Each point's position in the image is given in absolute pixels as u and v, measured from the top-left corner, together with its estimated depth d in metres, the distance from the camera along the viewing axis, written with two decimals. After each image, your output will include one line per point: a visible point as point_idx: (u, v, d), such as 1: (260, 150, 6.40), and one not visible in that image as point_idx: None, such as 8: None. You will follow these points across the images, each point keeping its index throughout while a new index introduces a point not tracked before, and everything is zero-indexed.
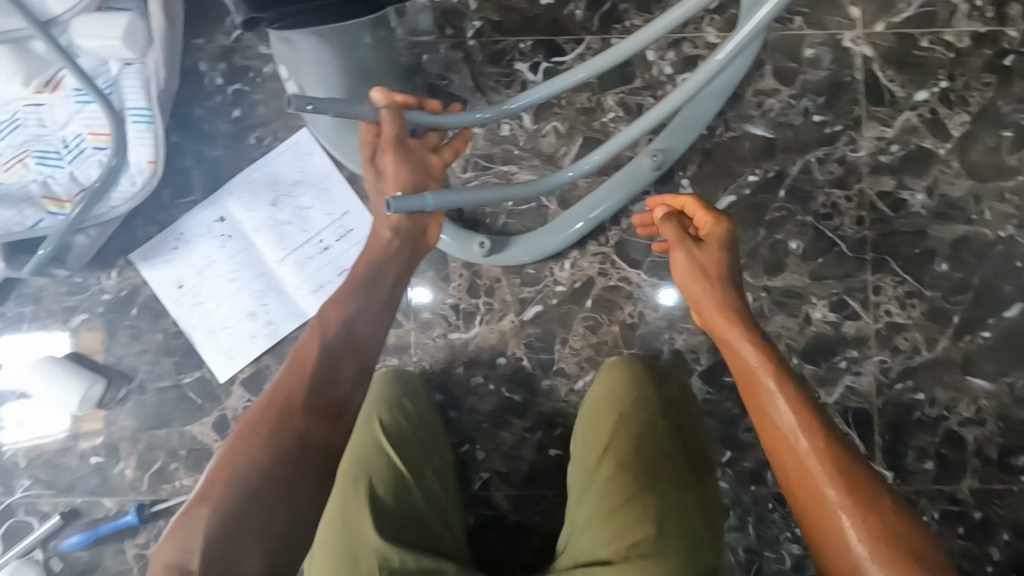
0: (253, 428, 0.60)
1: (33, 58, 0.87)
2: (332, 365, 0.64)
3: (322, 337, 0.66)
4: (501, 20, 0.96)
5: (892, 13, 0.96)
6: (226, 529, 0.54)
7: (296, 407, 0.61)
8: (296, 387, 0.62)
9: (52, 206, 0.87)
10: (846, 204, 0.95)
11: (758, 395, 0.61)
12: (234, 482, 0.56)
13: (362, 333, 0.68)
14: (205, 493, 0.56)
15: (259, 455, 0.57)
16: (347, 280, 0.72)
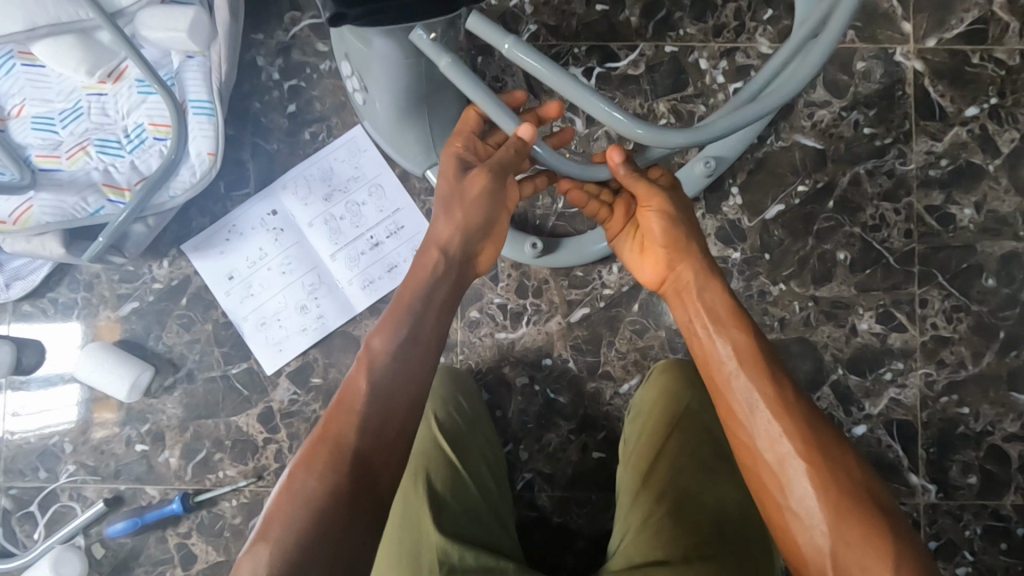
0: (307, 464, 0.58)
1: (98, 47, 0.88)
2: (383, 393, 0.62)
3: (372, 374, 0.62)
4: (557, 25, 0.97)
5: (944, 29, 0.97)
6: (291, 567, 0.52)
7: (348, 450, 0.58)
8: (346, 422, 0.60)
9: (112, 194, 0.88)
10: (895, 216, 0.96)
11: (715, 369, 0.66)
12: (289, 530, 0.54)
13: (410, 364, 0.64)
14: (264, 532, 0.55)
15: (314, 491, 0.56)
16: (389, 311, 0.68)
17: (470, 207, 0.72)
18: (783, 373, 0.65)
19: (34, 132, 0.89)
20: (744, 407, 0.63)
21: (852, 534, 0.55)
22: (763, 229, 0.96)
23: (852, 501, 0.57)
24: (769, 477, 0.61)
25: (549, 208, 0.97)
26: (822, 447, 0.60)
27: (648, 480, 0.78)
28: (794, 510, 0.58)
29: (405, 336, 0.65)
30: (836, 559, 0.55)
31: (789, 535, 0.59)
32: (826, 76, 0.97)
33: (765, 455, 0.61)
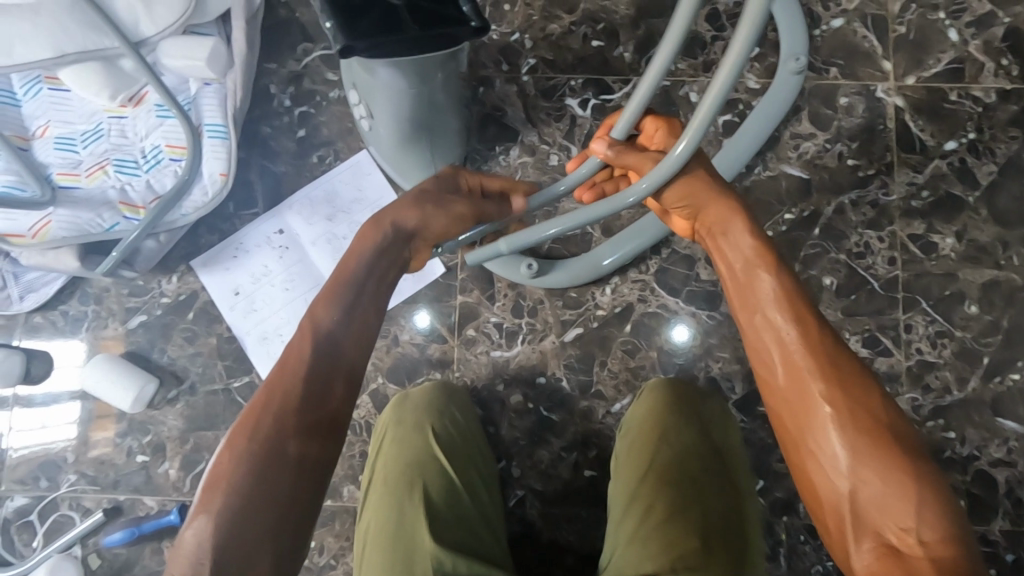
0: (258, 409, 0.59)
1: (121, 75, 0.94)
2: (326, 350, 0.63)
3: (313, 343, 0.62)
4: (555, 59, 1.03)
5: (922, 67, 1.02)
6: (241, 505, 0.54)
7: (293, 409, 0.59)
8: (284, 385, 0.60)
9: (127, 211, 0.92)
10: (879, 244, 0.99)
11: (750, 287, 0.65)
12: (230, 493, 0.54)
13: (348, 334, 0.65)
14: (206, 499, 0.54)
15: (266, 432, 0.57)
16: (331, 279, 0.67)
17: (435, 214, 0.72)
18: (815, 310, 0.63)
19: (55, 151, 0.94)
20: (774, 337, 0.62)
21: (873, 473, 0.54)
22: None
23: (874, 443, 0.55)
24: (790, 417, 0.60)
25: (545, 231, 1.00)
26: (849, 386, 0.57)
27: (637, 495, 0.79)
28: (815, 446, 0.57)
29: (339, 305, 0.65)
30: (854, 499, 0.54)
31: (811, 475, 0.58)
32: (811, 110, 1.02)
33: (789, 390, 0.60)
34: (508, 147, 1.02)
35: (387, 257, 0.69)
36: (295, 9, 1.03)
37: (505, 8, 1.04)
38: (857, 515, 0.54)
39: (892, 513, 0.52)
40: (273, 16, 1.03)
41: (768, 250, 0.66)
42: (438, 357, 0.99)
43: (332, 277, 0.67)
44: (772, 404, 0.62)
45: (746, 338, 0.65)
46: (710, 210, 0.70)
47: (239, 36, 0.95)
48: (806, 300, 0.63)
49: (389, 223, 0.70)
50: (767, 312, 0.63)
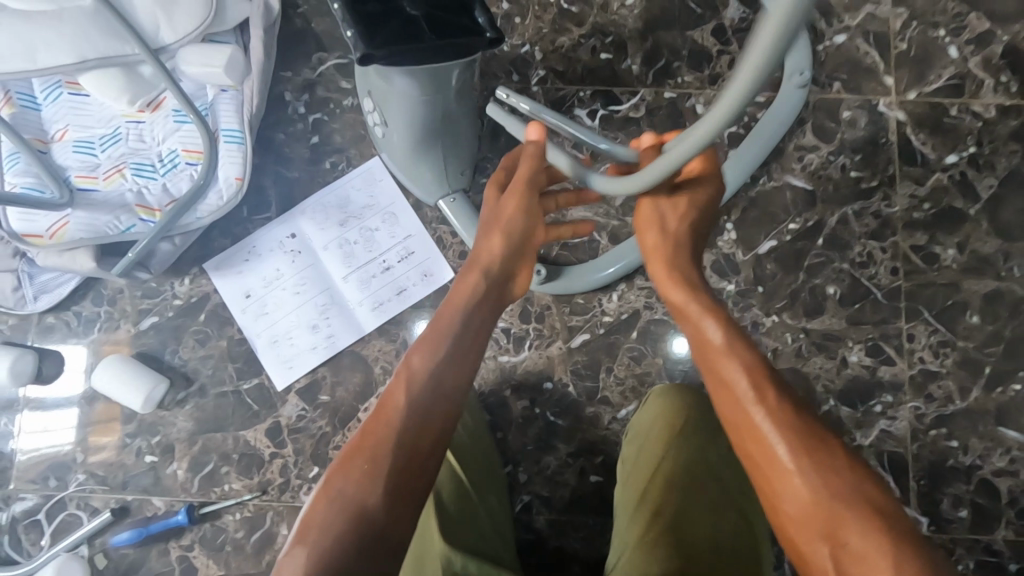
0: (357, 450, 0.61)
1: (140, 81, 0.96)
2: (430, 389, 0.66)
3: (410, 387, 0.66)
4: (564, 71, 1.05)
5: (923, 82, 1.04)
6: (338, 545, 0.55)
7: (392, 449, 0.61)
8: (385, 424, 0.63)
9: (143, 213, 0.93)
10: (882, 254, 1.01)
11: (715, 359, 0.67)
12: (324, 532, 0.56)
13: (444, 376, 0.67)
14: (303, 533, 0.57)
15: (364, 471, 0.59)
16: (444, 310, 0.73)
17: (507, 225, 0.78)
18: (775, 376, 0.65)
19: (74, 155, 0.95)
20: (745, 407, 0.63)
21: (853, 536, 0.54)
22: (756, 263, 1.01)
23: (845, 504, 0.56)
24: (768, 487, 0.60)
25: (553, 239, 1.02)
26: (815, 451, 0.59)
27: (644, 498, 0.80)
28: (794, 515, 0.58)
29: (439, 350, 0.69)
30: (840, 566, 0.54)
31: (793, 542, 0.58)
32: (814, 122, 1.04)
33: (762, 461, 0.61)
34: None
35: (486, 294, 0.75)
36: (310, 19, 1.05)
37: (516, 21, 1.07)
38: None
39: None
40: (288, 25, 1.05)
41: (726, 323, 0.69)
42: None
43: (445, 304, 0.74)
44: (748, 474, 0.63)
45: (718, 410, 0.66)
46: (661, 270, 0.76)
47: (257, 45, 0.98)
48: (763, 367, 0.66)
49: (483, 262, 0.76)
50: (733, 387, 0.64)
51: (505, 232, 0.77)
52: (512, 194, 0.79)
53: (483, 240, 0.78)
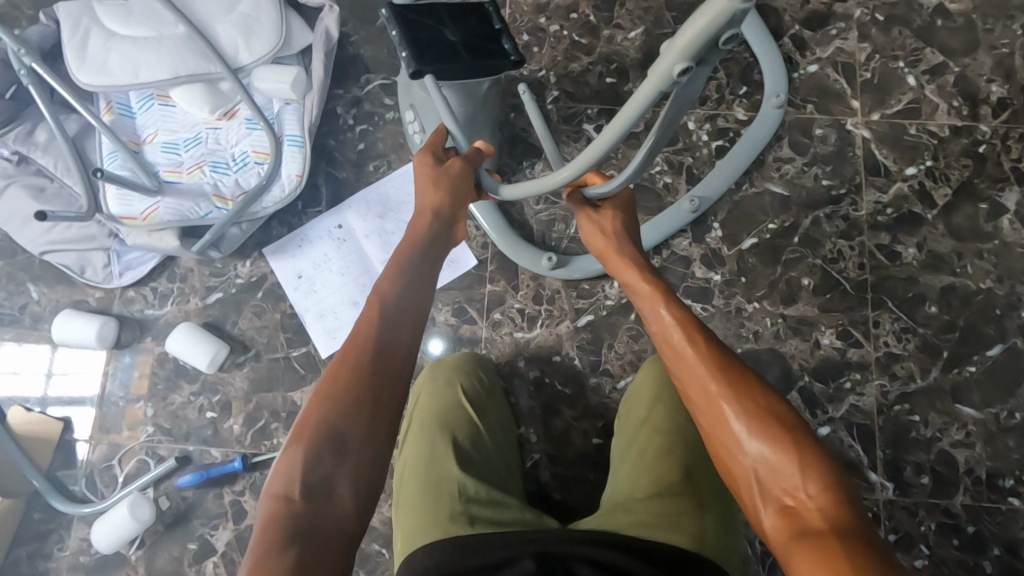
0: (333, 381, 0.75)
1: (220, 94, 1.15)
2: (391, 322, 0.80)
3: (378, 317, 0.79)
4: (574, 91, 1.23)
5: (885, 106, 1.21)
6: (325, 451, 0.70)
7: (361, 374, 0.75)
8: (358, 352, 0.77)
9: (219, 202, 1.11)
10: (850, 251, 1.15)
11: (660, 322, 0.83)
12: (315, 437, 0.71)
13: (404, 312, 0.82)
14: (297, 437, 0.71)
15: (342, 392, 0.74)
16: (392, 260, 0.85)
17: (452, 181, 0.90)
18: (709, 333, 0.80)
19: (162, 154, 1.14)
20: (684, 354, 0.79)
21: (769, 449, 0.69)
22: (739, 257, 1.16)
23: (761, 425, 0.71)
24: (706, 418, 0.75)
25: (563, 233, 1.18)
26: (738, 387, 0.74)
27: (634, 444, 0.93)
28: (724, 438, 0.73)
29: (399, 285, 0.83)
30: (759, 473, 0.70)
31: (725, 459, 0.73)
32: (790, 138, 1.20)
33: (700, 397, 0.76)
34: (533, 162, 1.21)
35: (434, 245, 0.88)
36: (361, 46, 1.25)
37: (535, 50, 1.26)
38: (760, 482, 0.69)
39: (783, 480, 0.68)
40: (342, 51, 1.25)
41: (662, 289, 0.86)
42: (468, 336, 1.15)
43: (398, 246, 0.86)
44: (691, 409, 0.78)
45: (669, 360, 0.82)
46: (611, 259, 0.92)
47: (317, 66, 1.17)
48: (699, 323, 0.81)
49: (431, 213, 0.88)
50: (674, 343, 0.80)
51: (450, 188, 0.89)
52: (456, 160, 0.92)
53: (427, 190, 0.88)
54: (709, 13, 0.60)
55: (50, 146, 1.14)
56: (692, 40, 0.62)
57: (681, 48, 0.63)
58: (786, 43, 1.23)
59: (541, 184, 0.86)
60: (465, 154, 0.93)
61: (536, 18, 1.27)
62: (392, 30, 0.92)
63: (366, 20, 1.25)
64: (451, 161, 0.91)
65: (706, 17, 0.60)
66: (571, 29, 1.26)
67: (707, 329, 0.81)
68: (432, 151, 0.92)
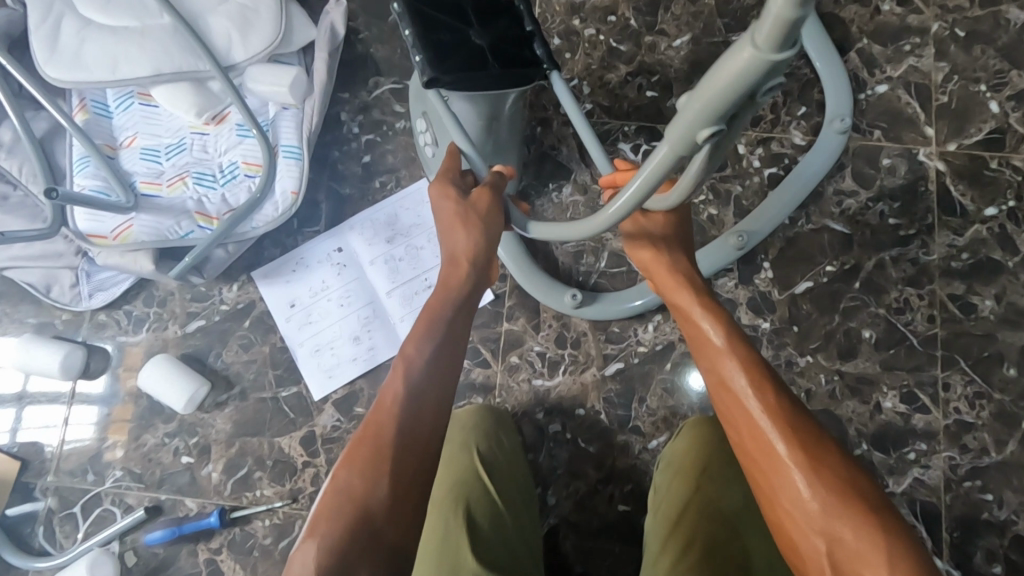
0: (352, 460, 0.61)
1: (208, 95, 1.01)
2: (422, 374, 0.67)
3: (407, 379, 0.66)
4: (610, 105, 1.09)
5: (963, 135, 1.06)
6: (342, 543, 0.55)
7: (386, 444, 0.61)
8: (384, 418, 0.63)
9: (202, 221, 0.97)
10: (918, 301, 1.01)
11: (713, 355, 0.67)
12: (335, 530, 0.56)
13: (440, 368, 0.69)
14: (312, 527, 0.57)
15: (363, 468, 0.60)
16: (420, 317, 0.73)
17: (483, 218, 0.78)
18: (774, 375, 0.65)
19: (141, 161, 1.00)
20: (742, 399, 0.63)
21: (847, 531, 0.55)
22: (792, 302, 1.02)
23: (841, 500, 0.56)
24: (766, 481, 0.61)
25: (592, 266, 1.04)
26: (810, 447, 0.59)
27: (677, 527, 0.79)
28: (788, 508, 0.58)
29: (428, 339, 0.71)
30: (833, 558, 0.55)
31: (788, 534, 0.59)
32: (854, 168, 1.06)
33: (760, 455, 0.61)
34: (560, 185, 1.07)
35: (470, 294, 0.77)
36: (370, 45, 1.10)
37: (567, 56, 1.12)
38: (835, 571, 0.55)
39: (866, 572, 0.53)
40: (349, 50, 1.10)
41: (720, 316, 0.70)
42: (481, 381, 1.01)
43: (431, 296, 0.74)
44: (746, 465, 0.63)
45: (719, 403, 0.66)
46: (661, 275, 0.77)
47: (320, 67, 1.03)
48: (761, 361, 0.66)
49: (466, 260, 0.77)
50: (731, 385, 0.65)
51: (485, 227, 0.78)
52: (481, 190, 0.80)
53: (456, 235, 0.77)
54: (733, 64, 0.46)
55: (15, 147, 0.99)
56: (716, 98, 0.48)
57: (701, 108, 0.49)
58: (852, 59, 1.09)
59: (562, 234, 0.73)
60: (486, 178, 0.82)
61: (569, 20, 1.12)
62: (406, 30, 0.79)
63: (377, 16, 1.11)
64: (475, 191, 0.79)
65: (728, 69, 0.46)
66: (608, 34, 1.12)
67: (771, 368, 0.65)
68: (449, 179, 0.80)
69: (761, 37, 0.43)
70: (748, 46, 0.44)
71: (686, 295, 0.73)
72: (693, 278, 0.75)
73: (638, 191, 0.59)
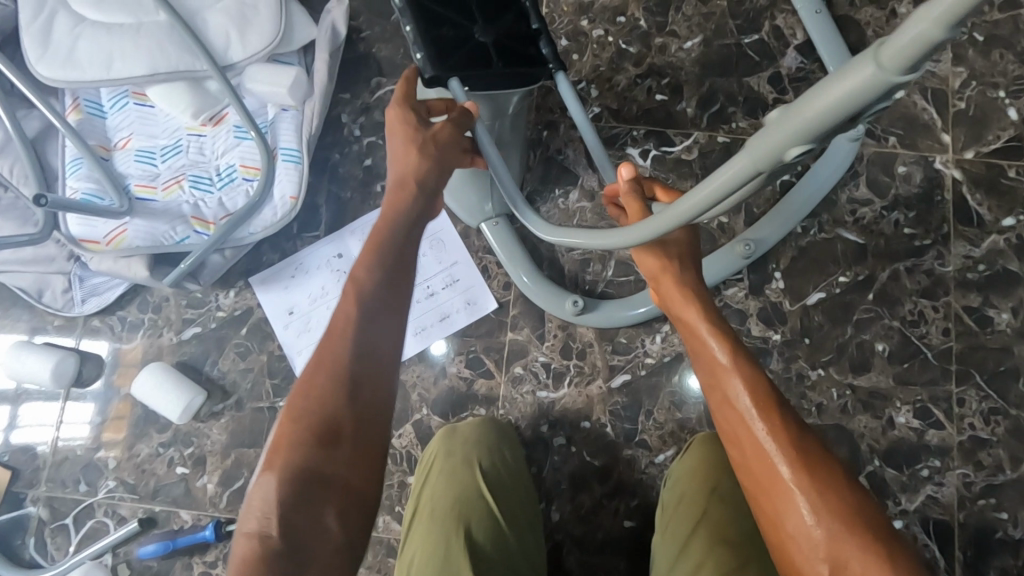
0: (306, 390, 0.59)
1: (206, 95, 0.98)
2: (373, 297, 0.63)
3: (356, 301, 0.62)
4: (619, 109, 1.06)
5: (981, 142, 1.03)
6: (300, 480, 0.55)
7: (337, 372, 0.59)
8: (336, 345, 0.61)
9: (199, 226, 0.95)
10: (933, 313, 0.99)
11: (717, 372, 0.63)
12: (291, 463, 0.55)
13: (392, 290, 0.65)
14: (271, 459, 0.57)
15: (317, 402, 0.58)
16: (371, 236, 0.67)
17: (440, 147, 0.71)
18: (779, 395, 0.62)
19: (135, 163, 0.97)
20: (746, 420, 0.60)
21: (853, 558, 0.53)
22: (803, 314, 1.00)
23: (847, 526, 0.54)
24: (768, 503, 0.58)
25: (599, 275, 1.01)
26: (815, 470, 0.57)
27: (687, 548, 0.77)
28: (791, 534, 0.56)
29: (375, 270, 0.64)
30: None
31: (790, 560, 0.56)
32: (868, 176, 1.03)
33: (762, 477, 0.58)
34: (567, 190, 1.04)
35: (426, 209, 0.70)
36: (373, 44, 1.07)
37: (574, 58, 1.08)
38: None
39: None
40: (351, 49, 1.07)
41: (727, 333, 0.65)
42: (484, 393, 0.99)
43: (381, 217, 0.68)
44: (746, 487, 0.61)
45: (722, 422, 0.63)
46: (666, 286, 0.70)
47: (320, 68, 1.00)
48: (767, 381, 0.62)
49: (416, 181, 0.69)
50: (735, 404, 0.61)
51: (441, 156, 0.71)
52: (444, 123, 0.73)
53: (403, 161, 0.70)
54: (852, 79, 0.42)
55: (5, 148, 0.96)
56: (824, 111, 0.44)
57: (805, 123, 0.45)
58: None
59: (597, 240, 0.64)
60: (453, 111, 0.73)
61: (577, 20, 1.09)
62: (407, 24, 0.75)
63: (380, 14, 1.07)
64: (438, 123, 0.72)
65: (848, 82, 0.42)
66: (617, 35, 1.08)
67: (775, 387, 0.62)
68: (409, 102, 0.73)
69: (889, 56, 0.40)
70: (871, 64, 0.41)
71: (694, 309, 0.67)
72: (701, 289, 0.69)
73: (697, 203, 0.54)
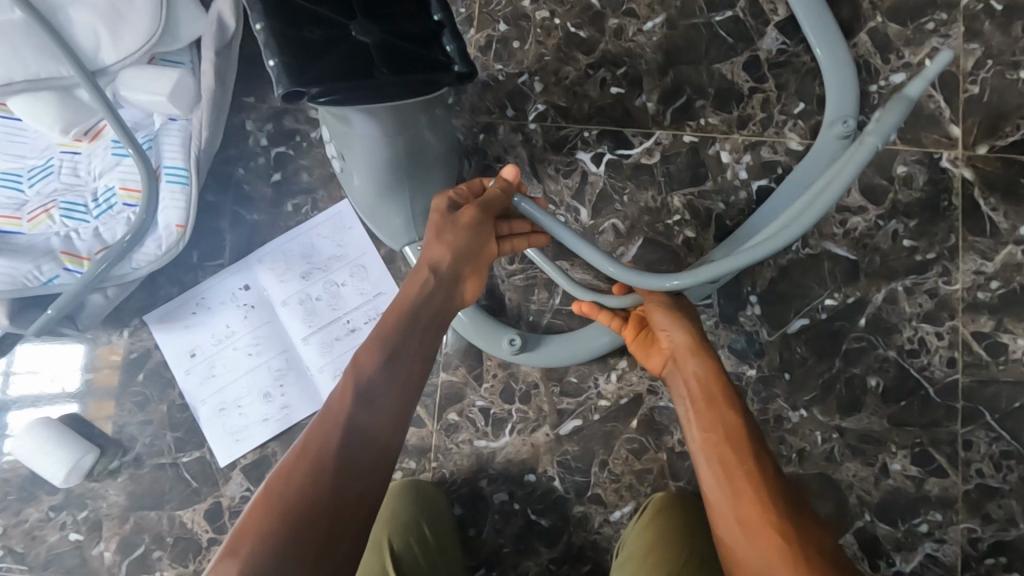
0: (293, 464, 0.54)
1: (75, 106, 0.83)
2: (380, 373, 0.60)
3: (361, 375, 0.60)
4: (569, 106, 0.91)
5: (997, 135, 0.86)
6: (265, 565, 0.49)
7: (329, 446, 0.55)
8: (334, 419, 0.57)
9: (69, 262, 0.81)
10: (936, 341, 0.84)
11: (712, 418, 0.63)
12: (259, 546, 0.50)
13: (396, 377, 0.61)
14: (235, 543, 0.50)
15: (303, 476, 0.53)
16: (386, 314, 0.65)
17: (463, 237, 0.69)
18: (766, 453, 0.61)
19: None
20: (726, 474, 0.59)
21: None
22: (784, 344, 0.85)
23: None
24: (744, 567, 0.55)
25: (545, 303, 0.87)
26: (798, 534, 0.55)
27: None
28: None
29: (384, 356, 0.61)
30: None
31: None
32: (862, 179, 0.87)
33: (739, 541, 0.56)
34: None
35: (440, 293, 0.68)
36: None
37: (515, 45, 0.92)
38: None
39: None
40: (254, 44, 0.92)
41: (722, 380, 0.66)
42: (415, 443, 0.86)
43: (395, 299, 0.66)
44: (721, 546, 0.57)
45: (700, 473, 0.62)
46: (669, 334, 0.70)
47: (206, 69, 0.83)
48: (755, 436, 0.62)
49: (435, 264, 0.68)
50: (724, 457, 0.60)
51: (461, 244, 0.69)
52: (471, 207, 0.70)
53: (431, 243, 0.68)
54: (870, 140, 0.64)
55: None
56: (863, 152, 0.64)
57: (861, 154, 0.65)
58: (862, 43, 0.89)
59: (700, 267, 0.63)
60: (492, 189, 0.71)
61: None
62: (257, 23, 0.61)
63: None
64: (464, 212, 0.70)
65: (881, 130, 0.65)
66: (565, 17, 0.92)
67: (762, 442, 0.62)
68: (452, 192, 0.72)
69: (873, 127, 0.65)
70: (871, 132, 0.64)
71: (693, 358, 0.67)
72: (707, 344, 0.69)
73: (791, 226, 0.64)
